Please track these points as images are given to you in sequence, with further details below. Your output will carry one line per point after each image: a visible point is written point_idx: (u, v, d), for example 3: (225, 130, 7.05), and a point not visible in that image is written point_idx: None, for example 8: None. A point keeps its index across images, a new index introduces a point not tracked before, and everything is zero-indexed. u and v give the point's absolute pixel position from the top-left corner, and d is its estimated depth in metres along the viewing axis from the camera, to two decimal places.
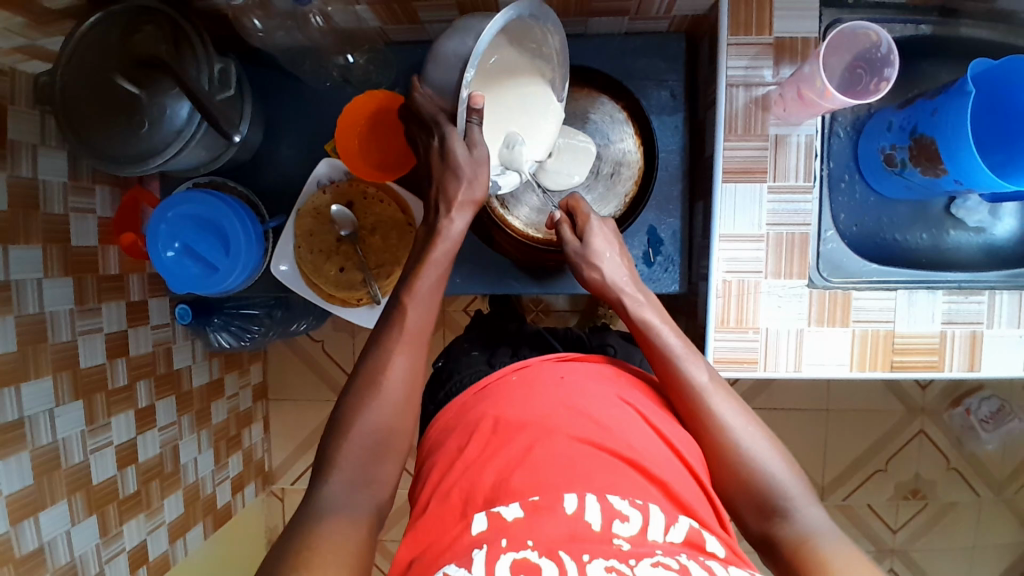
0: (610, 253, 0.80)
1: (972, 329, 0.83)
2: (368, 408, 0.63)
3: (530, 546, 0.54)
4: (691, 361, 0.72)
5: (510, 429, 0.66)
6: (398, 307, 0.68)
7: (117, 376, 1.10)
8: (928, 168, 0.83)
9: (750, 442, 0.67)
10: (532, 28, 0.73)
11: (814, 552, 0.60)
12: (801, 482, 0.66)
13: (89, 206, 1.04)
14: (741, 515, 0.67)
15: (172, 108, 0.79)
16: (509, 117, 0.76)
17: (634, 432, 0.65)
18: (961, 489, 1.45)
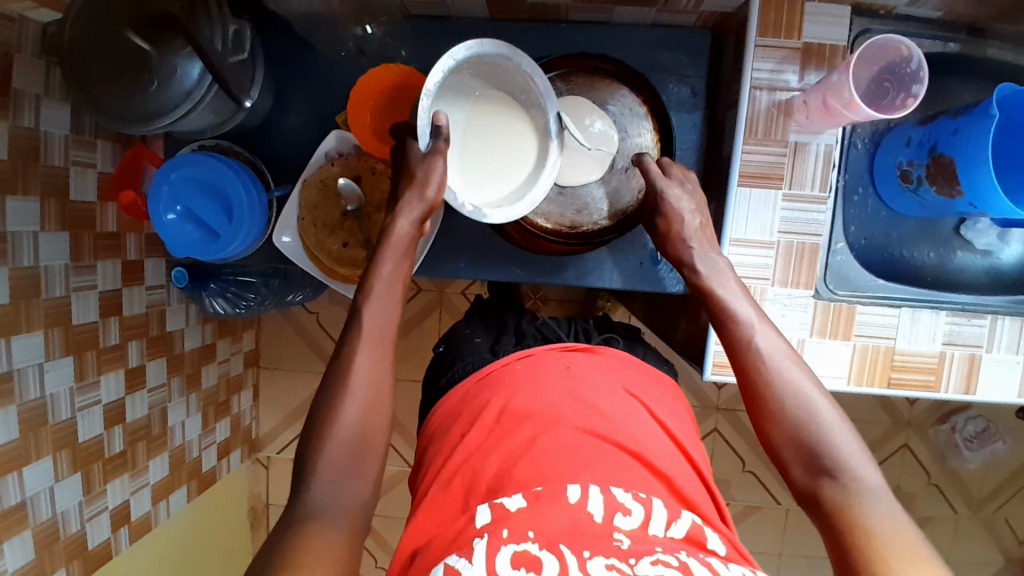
0: (688, 207, 0.75)
1: (971, 351, 0.84)
2: (353, 406, 0.62)
3: (531, 538, 0.56)
4: (742, 305, 0.67)
5: (514, 419, 0.67)
6: (385, 299, 0.68)
7: (110, 335, 1.09)
8: (944, 187, 0.82)
9: (801, 393, 0.61)
10: (513, 77, 0.76)
11: (855, 519, 0.55)
12: (858, 440, 0.59)
13: (90, 161, 1.03)
14: (786, 466, 0.60)
15: (183, 68, 0.77)
16: (488, 140, 0.76)
17: (636, 426, 0.68)
18: (940, 504, 1.47)
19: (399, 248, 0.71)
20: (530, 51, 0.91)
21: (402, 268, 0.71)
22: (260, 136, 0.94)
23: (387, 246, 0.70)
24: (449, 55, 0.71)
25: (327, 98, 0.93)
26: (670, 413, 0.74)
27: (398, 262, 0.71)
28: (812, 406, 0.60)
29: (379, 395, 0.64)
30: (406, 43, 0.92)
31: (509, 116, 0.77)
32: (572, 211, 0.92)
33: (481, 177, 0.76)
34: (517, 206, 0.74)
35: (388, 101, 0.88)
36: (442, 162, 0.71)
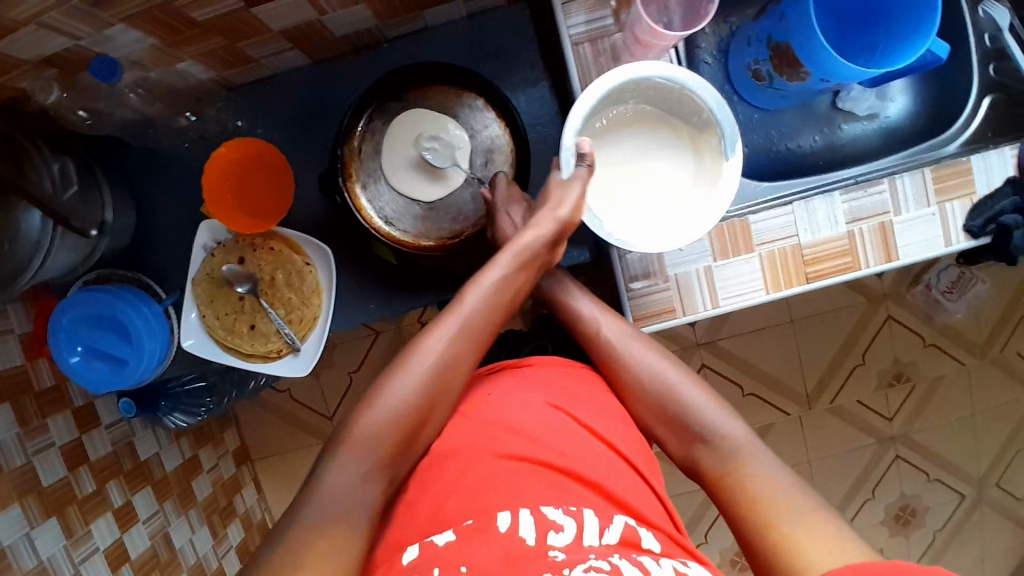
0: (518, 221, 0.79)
1: (880, 220, 0.81)
2: (341, 479, 0.63)
3: (464, 573, 0.54)
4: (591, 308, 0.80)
5: (439, 462, 0.66)
6: (418, 373, 0.69)
7: (84, 483, 1.13)
8: (793, 75, 0.79)
9: (662, 380, 0.75)
10: (679, 97, 0.75)
11: (737, 475, 0.68)
12: (716, 402, 0.74)
13: (8, 327, 1.08)
14: (665, 441, 0.75)
15: (24, 221, 0.75)
16: (652, 155, 0.78)
17: (566, 439, 0.66)
18: (944, 362, 1.45)
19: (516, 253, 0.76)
20: (362, 80, 0.91)
21: (513, 275, 0.76)
22: (139, 251, 0.94)
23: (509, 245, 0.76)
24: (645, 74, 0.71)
25: (188, 194, 0.93)
26: (602, 412, 0.72)
27: (451, 326, 0.72)
28: (675, 390, 0.75)
29: (422, 411, 0.68)
30: (242, 115, 0.91)
31: (663, 145, 0.77)
32: (449, 220, 0.84)
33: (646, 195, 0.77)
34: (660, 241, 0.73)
35: (239, 180, 0.87)
36: (580, 187, 0.74)
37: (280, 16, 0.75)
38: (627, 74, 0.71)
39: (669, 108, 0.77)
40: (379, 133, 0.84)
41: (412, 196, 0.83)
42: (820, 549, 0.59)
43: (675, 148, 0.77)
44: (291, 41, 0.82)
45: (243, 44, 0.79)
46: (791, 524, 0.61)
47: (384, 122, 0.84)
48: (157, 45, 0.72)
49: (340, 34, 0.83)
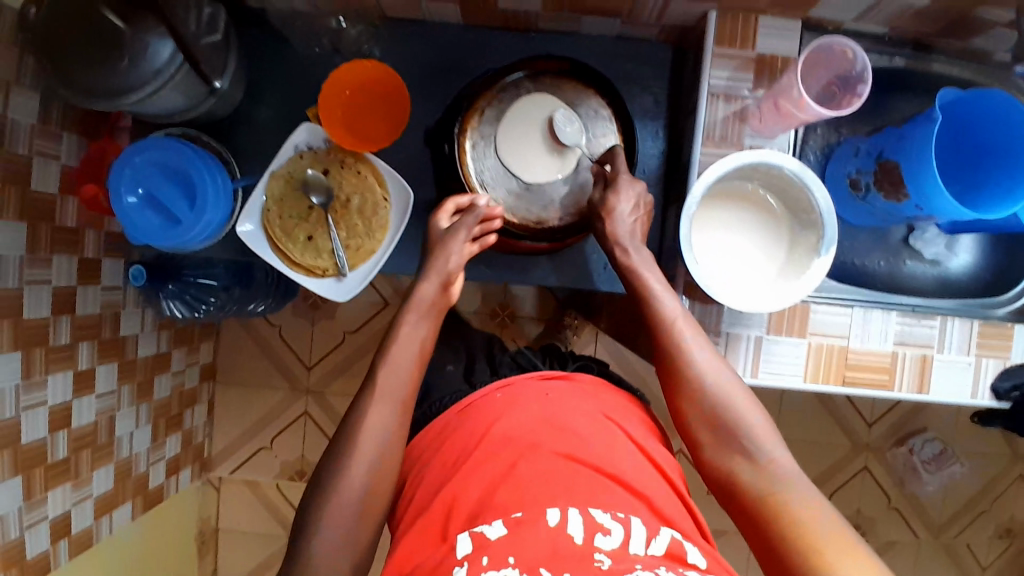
0: (627, 211, 0.82)
1: (922, 352, 0.86)
2: (359, 465, 0.68)
3: (511, 563, 0.56)
4: (669, 299, 0.78)
5: (492, 446, 0.68)
6: (398, 362, 0.74)
7: (60, 333, 1.07)
8: (891, 193, 0.85)
9: (721, 390, 0.73)
10: (797, 194, 0.78)
11: (777, 501, 0.65)
12: (768, 425, 0.72)
13: (53, 152, 1.02)
14: (703, 449, 0.73)
15: (154, 46, 0.74)
16: (751, 229, 0.81)
17: (616, 454, 0.68)
18: (901, 528, 1.48)
19: (443, 273, 0.80)
20: (501, 58, 0.94)
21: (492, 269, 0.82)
22: (229, 126, 0.93)
23: (431, 269, 0.80)
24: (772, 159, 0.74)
25: (299, 94, 0.94)
26: (650, 442, 0.75)
27: (417, 326, 0.77)
28: (732, 400, 0.73)
29: (410, 387, 0.74)
30: (379, 44, 0.93)
31: (765, 237, 0.81)
32: (540, 206, 0.86)
33: (736, 263, 0.80)
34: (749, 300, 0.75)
35: (359, 96, 0.90)
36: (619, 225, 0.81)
37: None
38: (757, 158, 0.74)
39: (783, 196, 0.80)
40: (505, 102, 0.86)
41: (513, 169, 0.85)
42: None
43: (773, 232, 0.81)
44: None
45: None
46: (839, 558, 0.59)
47: (515, 95, 0.86)
48: None
49: (504, 8, 0.87)
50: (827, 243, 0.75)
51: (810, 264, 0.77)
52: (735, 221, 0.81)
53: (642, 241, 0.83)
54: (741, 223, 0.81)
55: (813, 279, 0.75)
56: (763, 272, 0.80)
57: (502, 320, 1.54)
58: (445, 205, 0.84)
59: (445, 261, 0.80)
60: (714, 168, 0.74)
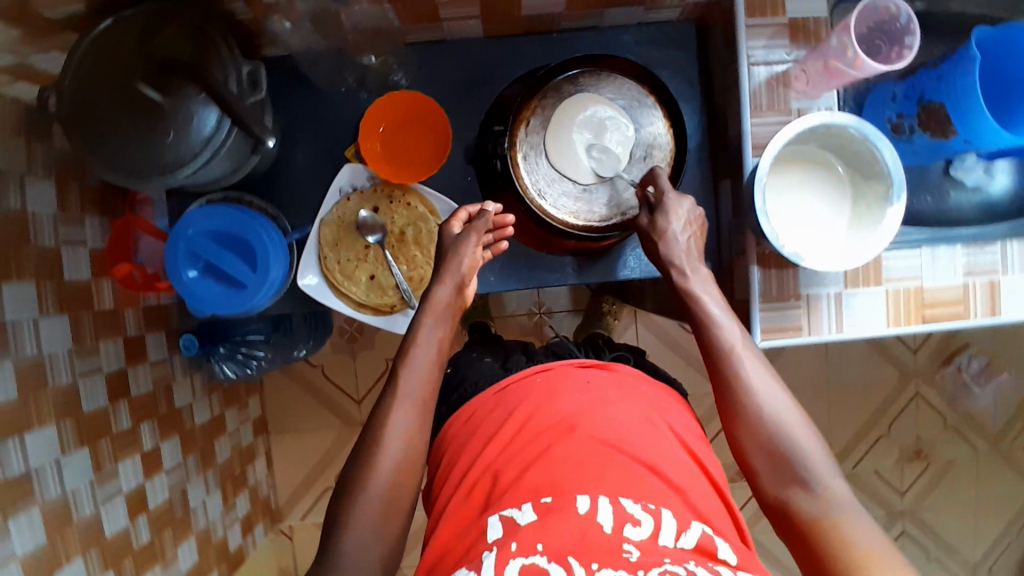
0: (680, 228, 0.80)
1: (990, 278, 0.88)
2: (387, 464, 0.68)
3: (539, 551, 0.56)
4: (727, 320, 0.75)
5: (533, 436, 0.68)
6: (422, 362, 0.75)
7: (120, 419, 1.05)
8: (937, 131, 0.87)
9: (778, 415, 0.69)
10: (860, 149, 0.78)
11: (836, 534, 0.62)
12: (824, 454, 0.68)
13: (81, 237, 0.99)
14: (757, 473, 0.69)
15: (199, 115, 0.72)
16: (815, 190, 0.81)
17: (654, 444, 0.68)
18: (959, 446, 1.52)
19: (457, 277, 0.80)
20: (528, 63, 0.93)
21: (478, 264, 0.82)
22: (268, 182, 0.92)
23: (445, 272, 0.80)
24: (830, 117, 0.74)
25: (331, 136, 0.92)
26: (684, 427, 0.75)
27: (439, 325, 0.78)
28: (788, 427, 0.69)
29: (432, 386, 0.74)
30: (404, 70, 0.91)
31: (831, 195, 0.81)
32: (601, 205, 0.86)
33: (805, 225, 0.80)
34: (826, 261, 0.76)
35: (396, 127, 0.89)
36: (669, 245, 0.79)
37: None
38: (816, 120, 0.75)
39: (843, 152, 0.80)
40: (547, 109, 0.85)
41: (567, 174, 0.85)
42: None
43: (839, 188, 0.81)
44: (481, 9, 0.83)
45: (442, 2, 0.80)
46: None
47: (556, 100, 0.85)
48: None
49: (528, 14, 0.86)
50: (897, 190, 0.76)
51: (883, 214, 0.77)
52: (800, 184, 0.81)
53: (697, 258, 0.80)
54: (806, 184, 0.81)
55: (891, 228, 0.76)
56: (835, 230, 0.80)
57: (541, 318, 1.54)
58: (456, 213, 0.85)
59: (458, 267, 0.80)
60: (779, 137, 0.74)
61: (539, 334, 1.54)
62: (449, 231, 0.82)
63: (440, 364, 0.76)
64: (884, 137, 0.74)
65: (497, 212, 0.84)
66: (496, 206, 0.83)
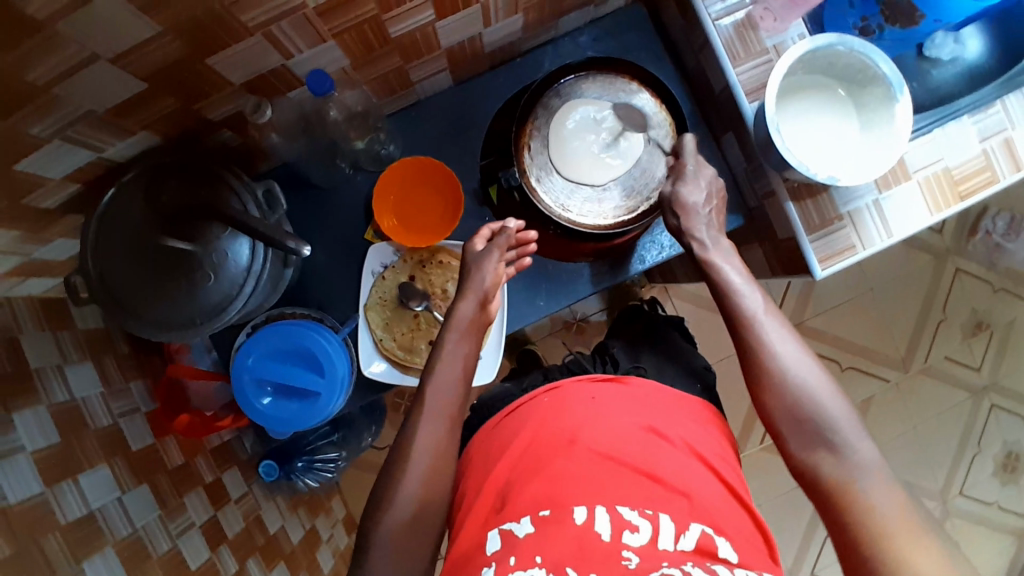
0: (702, 204, 0.80)
1: (1003, 137, 0.90)
2: (415, 484, 0.68)
3: (539, 563, 0.61)
4: (748, 290, 0.76)
5: (549, 452, 0.71)
6: (445, 382, 0.75)
7: (226, 563, 1.02)
8: (906, 20, 0.90)
9: (799, 377, 0.69)
10: (849, 62, 0.80)
11: (853, 494, 0.63)
12: (853, 417, 0.67)
13: (134, 404, 0.99)
14: (779, 432, 0.70)
15: (232, 250, 0.73)
16: (823, 113, 0.82)
17: (665, 454, 0.71)
18: (1014, 304, 1.53)
19: (480, 292, 0.81)
20: (503, 94, 0.95)
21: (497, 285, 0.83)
22: (301, 287, 0.92)
23: (468, 288, 0.81)
24: (811, 42, 0.76)
25: (345, 224, 0.93)
26: (698, 433, 0.76)
27: (461, 346, 0.79)
28: (811, 386, 0.69)
29: (456, 409, 0.75)
30: (391, 139, 0.93)
31: (837, 112, 0.82)
32: (625, 197, 0.86)
33: (823, 150, 0.82)
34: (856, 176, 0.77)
35: (404, 196, 0.90)
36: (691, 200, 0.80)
37: (456, 30, 0.79)
38: (800, 49, 0.77)
39: (835, 70, 0.82)
40: (543, 127, 0.86)
41: (583, 180, 0.86)
42: None
43: (844, 104, 0.83)
44: (448, 59, 0.85)
45: (411, 64, 0.82)
46: (916, 558, 0.58)
47: (548, 117, 0.86)
48: (347, 68, 0.75)
49: (490, 49, 0.88)
50: (897, 87, 0.78)
51: (893, 113, 0.79)
52: (806, 111, 0.83)
53: (719, 232, 0.81)
54: (811, 111, 0.82)
55: (905, 125, 0.78)
56: (854, 145, 0.82)
57: (579, 326, 1.53)
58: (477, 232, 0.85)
59: (481, 280, 0.81)
60: (774, 77, 0.76)
61: (583, 341, 1.53)
62: (471, 248, 0.83)
63: (463, 386, 0.77)
64: (873, 43, 0.76)
65: (518, 228, 0.84)
66: (516, 222, 0.84)
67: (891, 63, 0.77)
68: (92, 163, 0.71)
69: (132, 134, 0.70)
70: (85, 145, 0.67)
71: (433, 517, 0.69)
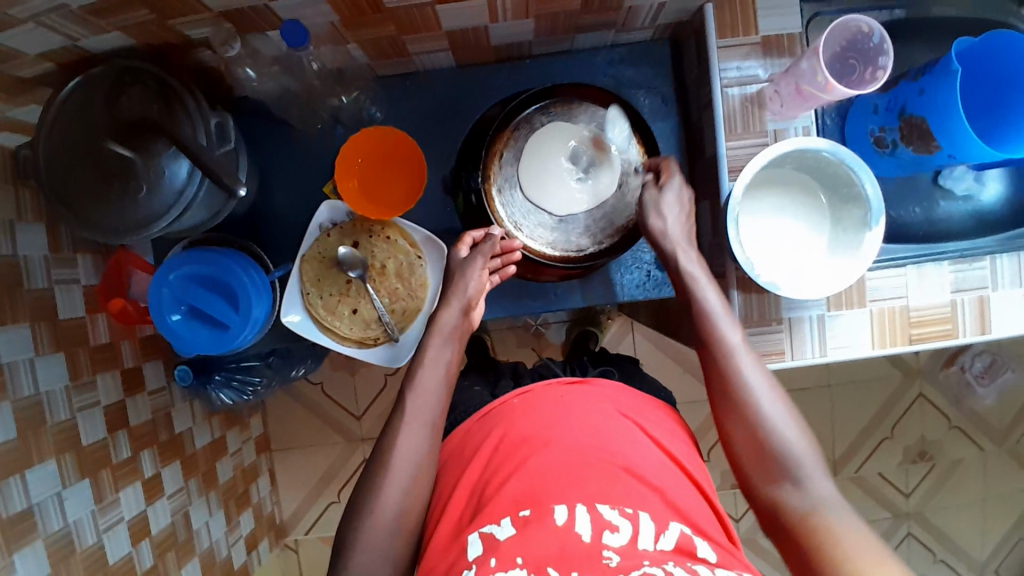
0: (675, 212, 0.78)
1: (979, 294, 0.86)
2: (393, 489, 0.69)
3: (520, 564, 0.60)
4: (722, 317, 0.74)
5: (512, 445, 0.72)
6: (428, 387, 0.75)
7: (120, 449, 1.05)
8: (921, 146, 0.84)
9: (770, 415, 0.69)
10: (837, 172, 0.77)
11: (821, 528, 0.62)
12: (816, 454, 0.68)
13: (73, 276, 1.01)
14: (745, 467, 0.70)
15: (170, 168, 0.74)
16: (792, 212, 0.81)
17: (633, 449, 0.72)
18: (966, 445, 1.50)
19: (465, 299, 0.80)
20: (502, 91, 0.93)
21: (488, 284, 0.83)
22: (252, 221, 0.94)
23: (452, 293, 0.80)
24: (797, 143, 0.73)
25: (312, 173, 0.94)
26: (664, 431, 0.78)
27: (449, 347, 0.78)
28: (783, 432, 0.68)
29: (444, 407, 0.76)
30: (379, 104, 0.93)
31: (808, 217, 0.81)
32: (577, 234, 0.85)
33: (781, 250, 0.80)
34: (806, 288, 0.75)
35: (372, 162, 0.89)
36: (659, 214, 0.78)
37: (460, 19, 0.77)
38: (785, 148, 0.74)
39: (821, 174, 0.79)
40: (520, 140, 0.85)
41: (543, 205, 0.84)
42: None
43: (818, 210, 0.81)
44: (450, 43, 0.83)
45: (409, 38, 0.80)
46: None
47: (529, 131, 0.85)
48: (337, 23, 0.73)
49: (497, 43, 0.86)
50: (875, 215, 0.75)
51: (861, 238, 0.76)
52: (778, 207, 0.81)
53: (692, 242, 0.79)
54: (781, 208, 0.81)
55: (868, 253, 0.75)
56: (815, 255, 0.80)
57: (537, 330, 1.53)
58: (464, 237, 0.85)
59: (465, 288, 0.80)
60: (754, 163, 0.73)
61: (535, 345, 1.54)
62: (456, 255, 0.82)
63: (449, 385, 0.77)
64: (862, 161, 0.73)
65: (503, 237, 0.82)
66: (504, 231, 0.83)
67: (877, 186, 0.75)
68: (69, 48, 0.71)
69: (107, 32, 0.70)
70: (59, 32, 0.67)
71: (411, 523, 0.70)
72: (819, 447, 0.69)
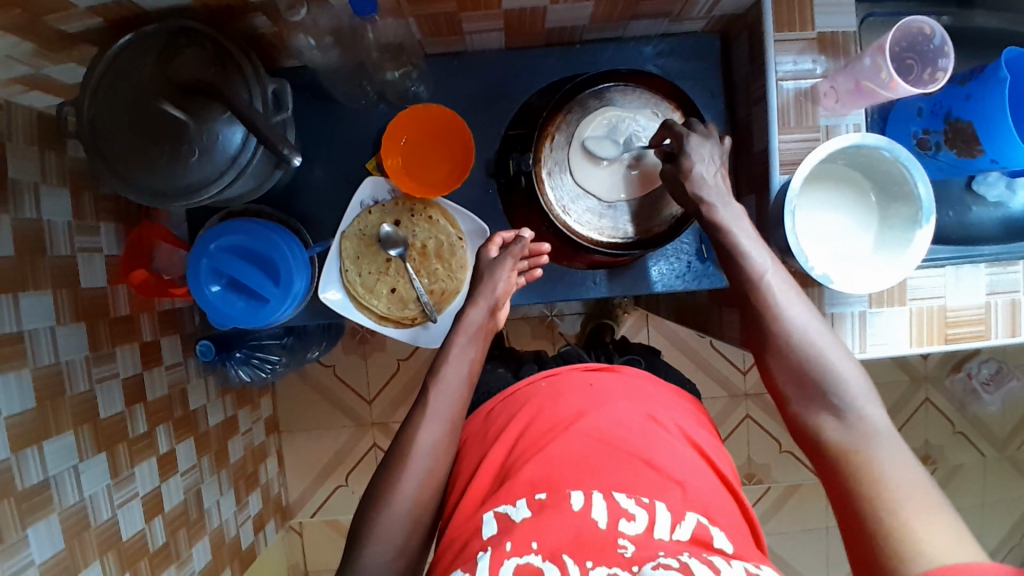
0: (709, 166, 0.76)
1: (1012, 297, 0.88)
2: (410, 479, 0.68)
3: (535, 550, 0.58)
4: (756, 251, 0.73)
5: (536, 435, 0.70)
6: (448, 383, 0.74)
7: (137, 424, 1.03)
8: (964, 150, 0.84)
9: (808, 339, 0.68)
10: (889, 170, 0.78)
11: (858, 459, 0.61)
12: (861, 378, 0.66)
13: (97, 245, 0.97)
14: (782, 391, 0.69)
15: (225, 134, 0.72)
16: (840, 208, 0.81)
17: (659, 442, 0.69)
18: (967, 450, 1.53)
19: (492, 300, 0.81)
20: (550, 76, 0.93)
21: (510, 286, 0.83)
22: (290, 195, 0.93)
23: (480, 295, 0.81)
24: (858, 138, 0.74)
25: (354, 149, 0.93)
26: (688, 424, 0.76)
27: (469, 345, 0.78)
28: (824, 357, 0.67)
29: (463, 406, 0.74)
30: (425, 81, 0.91)
31: (855, 214, 0.81)
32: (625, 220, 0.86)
33: (827, 245, 0.81)
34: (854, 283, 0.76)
35: (415, 142, 0.88)
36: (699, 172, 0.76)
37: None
38: (843, 143, 0.74)
39: (872, 171, 0.80)
40: (572, 123, 0.84)
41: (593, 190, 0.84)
42: (932, 540, 0.53)
43: (866, 206, 0.81)
44: (505, 23, 0.83)
45: (465, 16, 0.79)
46: (917, 522, 0.54)
47: (582, 115, 0.84)
48: None
49: (550, 26, 0.85)
50: (926, 214, 0.76)
51: (910, 236, 0.77)
52: (825, 202, 0.81)
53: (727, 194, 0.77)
54: (828, 203, 0.82)
55: (917, 253, 0.76)
56: (860, 251, 0.81)
57: (553, 320, 1.52)
58: (493, 238, 0.85)
59: (492, 289, 0.81)
60: (812, 158, 0.74)
61: (550, 336, 1.53)
62: (485, 255, 0.83)
63: (470, 384, 0.76)
64: (918, 161, 0.74)
65: (533, 240, 0.85)
66: (532, 234, 0.84)
67: (930, 187, 0.75)
68: (120, 5, 0.69)
69: None
70: None
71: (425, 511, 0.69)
72: (866, 372, 0.67)
